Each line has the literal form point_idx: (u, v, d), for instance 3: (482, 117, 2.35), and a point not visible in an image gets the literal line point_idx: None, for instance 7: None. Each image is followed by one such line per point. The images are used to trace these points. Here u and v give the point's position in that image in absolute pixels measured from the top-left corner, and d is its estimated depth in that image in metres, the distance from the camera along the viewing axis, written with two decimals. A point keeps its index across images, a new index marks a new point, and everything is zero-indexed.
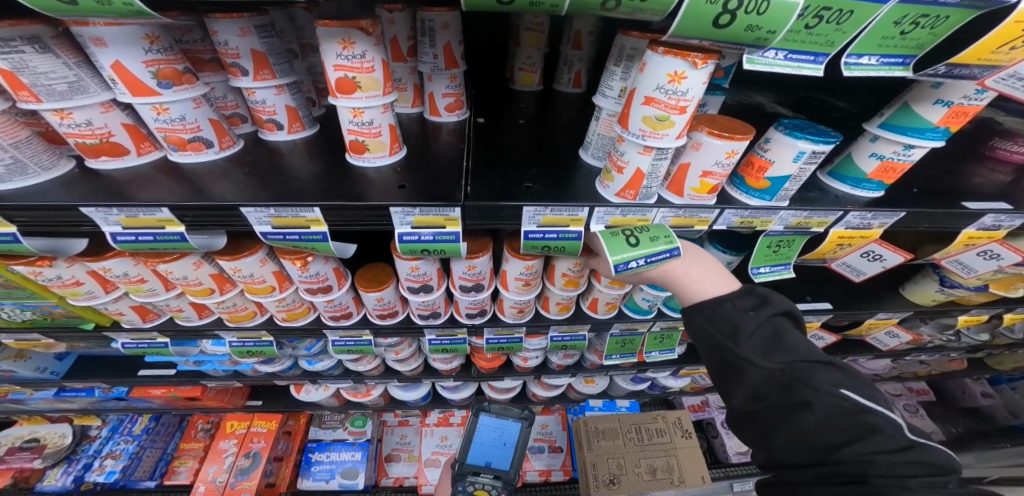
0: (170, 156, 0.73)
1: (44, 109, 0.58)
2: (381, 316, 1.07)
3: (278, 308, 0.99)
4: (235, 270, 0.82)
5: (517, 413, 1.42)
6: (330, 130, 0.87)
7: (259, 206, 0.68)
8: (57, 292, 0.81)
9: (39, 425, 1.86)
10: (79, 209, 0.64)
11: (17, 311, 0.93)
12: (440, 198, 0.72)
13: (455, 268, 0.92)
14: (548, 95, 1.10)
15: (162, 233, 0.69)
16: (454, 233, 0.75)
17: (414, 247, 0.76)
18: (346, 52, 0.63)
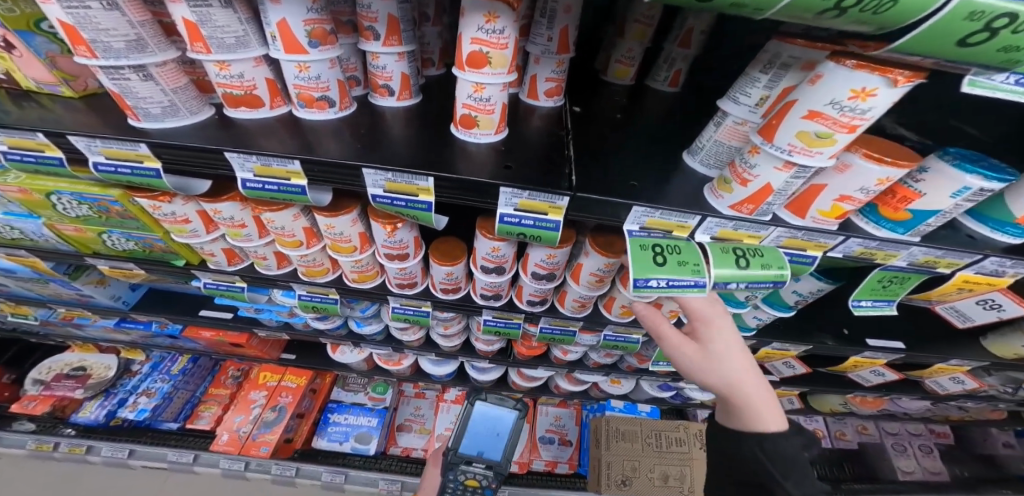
0: (294, 112, 0.72)
1: (209, 60, 0.59)
2: (444, 291, 1.07)
3: (351, 269, 1.00)
4: (328, 227, 0.83)
5: (513, 404, 1.36)
6: (436, 102, 0.86)
7: (377, 169, 0.68)
8: (168, 228, 0.83)
9: (84, 353, 1.94)
10: (222, 153, 0.65)
11: (123, 240, 0.94)
12: (550, 185, 0.70)
13: (533, 254, 0.91)
14: (641, 91, 1.06)
15: (287, 184, 0.70)
16: (555, 221, 0.73)
17: (512, 229, 0.76)
18: (488, 26, 0.61)
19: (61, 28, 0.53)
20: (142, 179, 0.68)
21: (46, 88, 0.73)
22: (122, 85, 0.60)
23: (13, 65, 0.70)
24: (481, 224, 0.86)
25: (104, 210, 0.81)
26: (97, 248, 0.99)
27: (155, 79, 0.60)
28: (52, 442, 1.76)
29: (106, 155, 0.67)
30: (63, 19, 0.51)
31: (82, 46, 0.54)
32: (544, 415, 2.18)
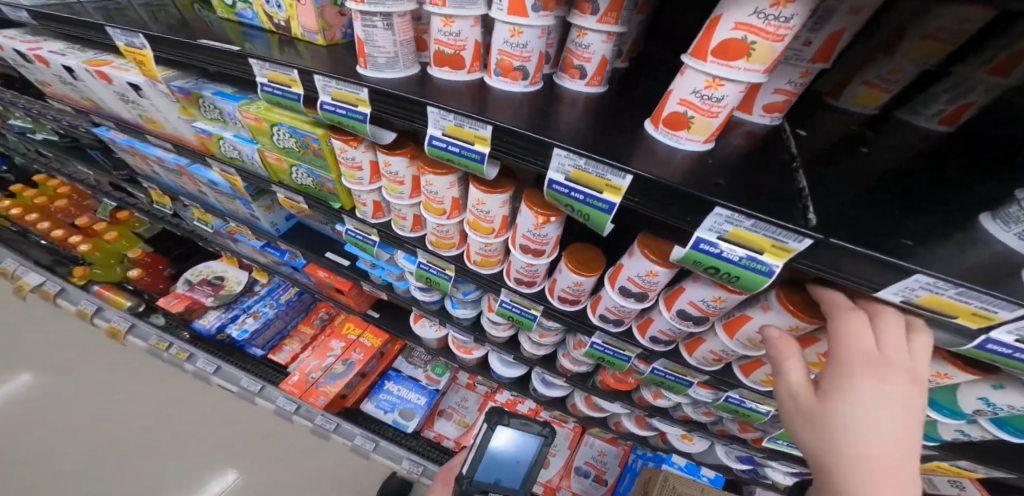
0: (488, 80, 0.74)
1: (440, 14, 0.64)
2: (561, 300, 0.95)
3: (478, 250, 0.93)
4: (478, 203, 0.79)
5: (537, 425, 1.13)
6: (627, 96, 0.75)
7: (567, 150, 0.58)
8: (342, 171, 0.89)
9: (226, 265, 1.97)
10: (425, 106, 0.64)
11: (303, 176, 0.98)
12: (785, 217, 0.52)
13: (693, 291, 0.74)
14: (885, 123, 0.80)
15: (468, 149, 0.65)
16: (772, 267, 0.54)
17: (703, 259, 0.58)
18: (773, 7, 0.45)
19: None
20: (281, 100, 0.71)
21: (307, 35, 0.81)
22: (367, 32, 0.65)
23: (293, 16, 0.79)
24: (642, 239, 0.72)
25: (305, 145, 0.87)
26: (282, 180, 1.03)
27: (394, 28, 0.64)
28: (168, 341, 1.82)
29: (268, 77, 0.74)
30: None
31: None
32: (588, 445, 1.83)
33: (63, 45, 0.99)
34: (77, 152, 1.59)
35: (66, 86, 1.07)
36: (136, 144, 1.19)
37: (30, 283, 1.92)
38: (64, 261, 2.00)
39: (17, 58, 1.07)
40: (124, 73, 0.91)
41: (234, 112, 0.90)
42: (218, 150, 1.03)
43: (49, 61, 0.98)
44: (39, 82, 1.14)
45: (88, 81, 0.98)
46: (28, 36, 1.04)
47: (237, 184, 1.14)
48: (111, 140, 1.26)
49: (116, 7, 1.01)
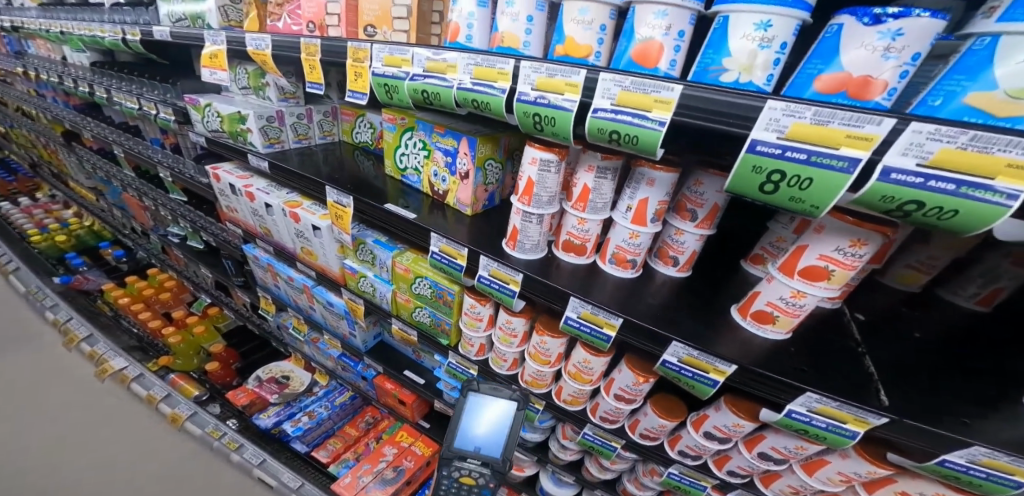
0: (601, 264, 0.95)
1: (578, 215, 0.88)
2: (642, 434, 1.04)
3: (567, 386, 1.06)
4: (585, 361, 0.97)
5: (508, 391, 1.08)
6: (711, 278, 0.98)
7: (683, 344, 0.78)
8: (464, 319, 1.07)
9: (291, 365, 2.11)
10: (568, 296, 0.86)
11: (423, 316, 1.17)
12: (861, 399, 0.68)
13: (773, 438, 0.83)
14: (929, 303, 0.96)
15: (599, 331, 0.86)
16: (854, 432, 0.68)
17: (794, 424, 0.73)
18: (849, 249, 0.67)
19: (523, 185, 0.84)
20: (449, 268, 0.96)
21: (458, 203, 1.05)
22: (525, 223, 0.89)
23: (453, 189, 1.04)
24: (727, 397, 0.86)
25: (439, 295, 1.08)
26: (403, 313, 1.22)
27: (542, 222, 0.89)
28: (221, 430, 1.85)
29: (440, 249, 0.96)
30: (532, 177, 0.81)
31: (526, 197, 0.85)
32: None
33: (268, 183, 1.25)
34: (210, 260, 1.84)
35: (250, 213, 1.33)
36: (277, 264, 1.46)
37: (114, 368, 2.06)
38: (149, 350, 2.16)
39: (223, 188, 1.33)
40: (312, 215, 1.17)
41: (386, 258, 1.13)
42: (354, 283, 1.26)
43: (256, 197, 1.24)
44: (224, 207, 1.41)
45: (279, 217, 1.24)
46: (235, 171, 1.31)
47: (358, 311, 1.31)
48: (254, 256, 1.51)
49: (308, 151, 1.25)
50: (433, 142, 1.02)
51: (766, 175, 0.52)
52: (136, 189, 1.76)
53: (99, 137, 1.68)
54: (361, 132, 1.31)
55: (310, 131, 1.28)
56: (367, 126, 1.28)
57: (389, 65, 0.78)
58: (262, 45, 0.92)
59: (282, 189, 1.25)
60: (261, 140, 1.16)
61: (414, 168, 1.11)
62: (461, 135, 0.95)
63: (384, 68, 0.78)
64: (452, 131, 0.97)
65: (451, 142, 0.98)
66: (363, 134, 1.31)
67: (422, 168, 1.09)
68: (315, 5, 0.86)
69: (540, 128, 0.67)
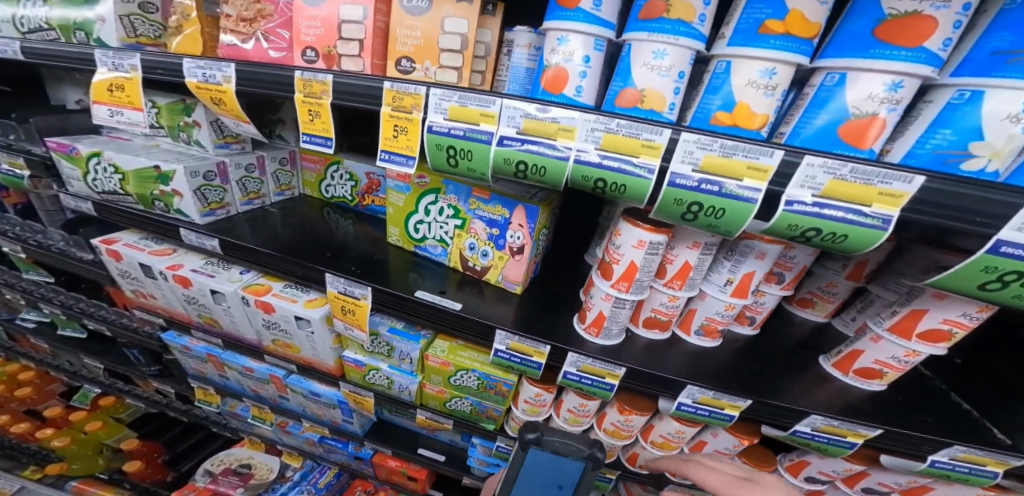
0: (683, 336, 0.84)
1: (671, 293, 0.75)
2: None
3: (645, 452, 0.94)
4: (677, 431, 0.86)
5: (585, 448, 0.70)
6: (774, 323, 0.93)
7: (823, 416, 0.70)
8: (523, 407, 0.91)
9: (250, 449, 1.62)
10: (687, 385, 0.73)
11: (462, 403, 0.97)
12: (992, 441, 0.68)
13: (881, 475, 0.81)
14: None
15: (718, 412, 0.75)
16: (996, 473, 0.68)
17: (937, 472, 0.71)
18: (977, 314, 0.61)
19: (621, 270, 0.68)
20: (526, 368, 0.78)
21: (505, 282, 0.85)
22: (616, 309, 0.73)
23: (498, 265, 0.84)
24: None
25: (489, 385, 0.90)
26: (431, 402, 1.01)
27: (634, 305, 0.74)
28: None
29: (508, 346, 0.78)
30: (638, 263, 0.65)
31: (625, 283, 0.69)
32: None
33: (206, 260, 0.91)
34: (104, 349, 1.33)
35: (180, 302, 0.95)
36: (222, 354, 1.11)
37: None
38: (22, 457, 1.49)
39: (127, 269, 0.91)
40: (290, 304, 0.88)
41: (411, 351, 0.91)
42: (359, 376, 1.03)
43: (193, 282, 0.88)
44: (127, 291, 0.97)
45: (234, 306, 0.91)
46: (149, 243, 0.91)
47: (366, 404, 1.07)
48: (183, 347, 1.12)
49: (264, 216, 0.92)
50: (470, 209, 0.80)
51: (994, 277, 0.43)
52: None
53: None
54: (332, 185, 1.00)
55: (263, 187, 0.93)
56: (344, 177, 0.98)
57: (457, 119, 0.54)
58: (220, 79, 0.58)
59: (234, 267, 0.92)
60: (197, 207, 0.79)
61: (438, 239, 0.88)
62: (515, 204, 0.75)
63: (451, 124, 0.55)
64: (500, 197, 0.76)
65: (501, 211, 0.77)
66: (337, 188, 1.00)
67: (451, 240, 0.86)
68: (321, 24, 0.57)
69: (688, 215, 0.50)
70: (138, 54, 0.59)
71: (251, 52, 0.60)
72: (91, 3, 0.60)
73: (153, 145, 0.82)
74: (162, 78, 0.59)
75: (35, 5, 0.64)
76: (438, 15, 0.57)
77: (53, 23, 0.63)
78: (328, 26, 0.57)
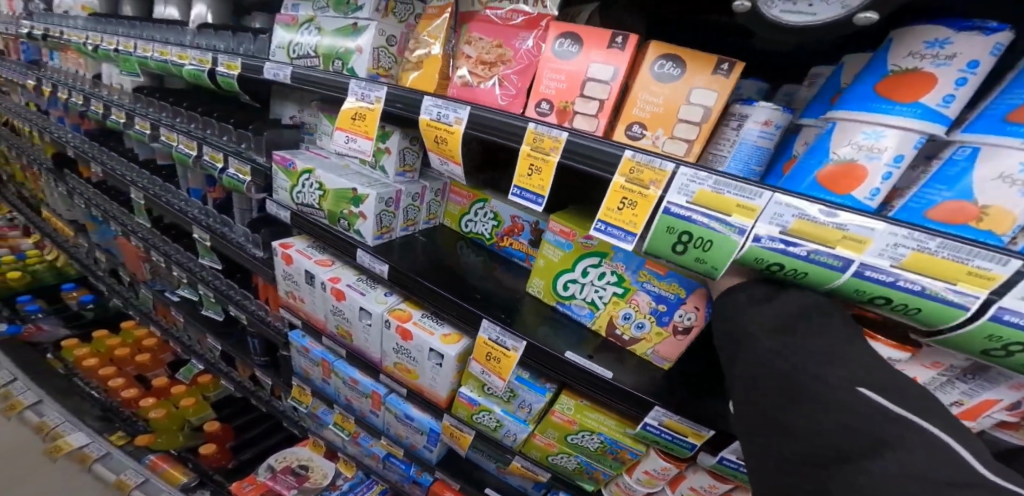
0: None
1: None
2: None
3: None
4: None
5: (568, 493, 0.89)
6: None
7: None
8: (639, 478, 0.76)
9: (311, 451, 1.53)
10: None
11: (567, 460, 0.85)
12: None
13: None
14: None
15: None
16: None
17: None
18: None
19: None
20: (676, 448, 0.64)
21: (652, 356, 0.70)
22: None
23: (650, 341, 0.70)
24: None
25: (612, 451, 0.77)
26: (532, 453, 0.90)
27: None
28: None
29: (660, 421, 0.65)
30: None
31: None
32: None
33: (360, 277, 0.93)
34: (233, 335, 1.42)
35: (326, 311, 0.99)
36: (334, 361, 1.11)
37: (72, 445, 1.45)
38: (114, 420, 1.59)
39: (292, 273, 0.97)
40: (429, 335, 0.86)
41: (535, 403, 0.82)
42: (466, 412, 0.93)
43: (347, 296, 0.90)
44: (283, 293, 1.04)
45: (375, 326, 0.92)
46: (315, 251, 0.96)
47: (464, 441, 0.98)
48: (302, 348, 1.14)
49: (415, 245, 0.93)
50: (637, 280, 0.67)
51: None
52: (143, 236, 1.37)
53: (112, 174, 1.30)
54: (473, 220, 0.97)
55: (418, 215, 0.94)
56: (487, 215, 0.93)
57: (704, 205, 0.46)
58: (452, 119, 0.59)
59: (381, 286, 0.93)
60: (374, 230, 0.82)
61: (588, 301, 0.76)
62: (697, 285, 0.62)
63: (694, 208, 0.47)
64: (679, 275, 0.63)
65: (677, 290, 0.64)
66: (478, 224, 0.97)
67: (602, 305, 0.74)
68: (565, 78, 0.53)
69: (997, 352, 0.36)
70: (385, 88, 0.64)
71: (483, 95, 0.60)
72: (356, 34, 0.68)
73: (346, 166, 0.86)
74: (399, 112, 0.64)
75: (307, 34, 0.75)
76: (686, 86, 0.48)
77: (320, 51, 0.73)
78: (572, 82, 0.52)
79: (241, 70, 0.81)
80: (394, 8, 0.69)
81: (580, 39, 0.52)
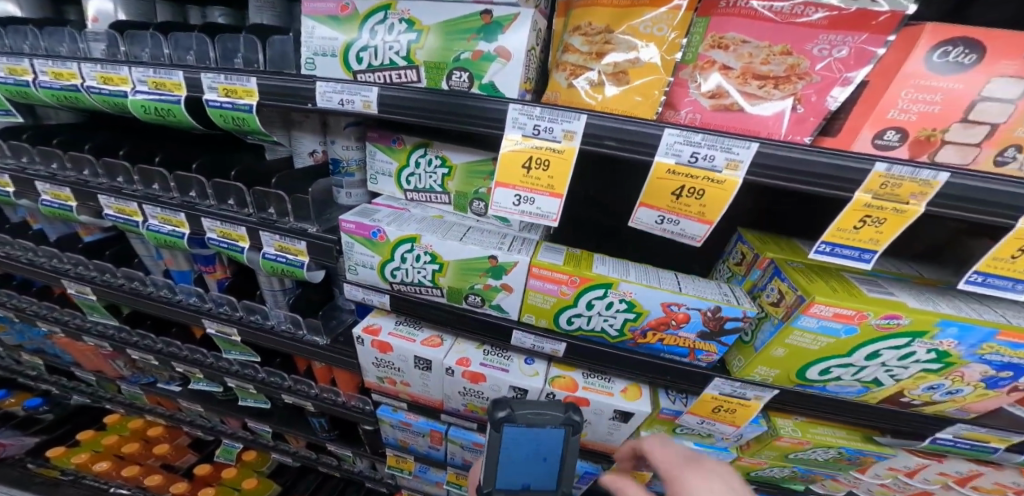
0: None
1: None
2: None
3: None
4: None
5: (558, 411, 0.57)
6: None
7: None
8: (878, 475, 0.67)
9: None
10: None
11: (783, 471, 0.73)
12: None
13: None
14: None
15: None
16: None
17: None
18: None
19: None
20: (976, 454, 0.57)
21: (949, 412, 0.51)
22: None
23: (958, 402, 0.49)
24: None
25: (851, 460, 0.65)
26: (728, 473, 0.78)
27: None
28: None
29: (955, 433, 0.55)
30: None
31: None
32: None
33: (490, 348, 0.73)
34: (287, 414, 1.14)
35: (449, 393, 0.76)
36: (447, 430, 0.88)
37: None
38: None
39: (392, 361, 0.74)
40: (608, 397, 0.67)
41: (745, 433, 0.67)
42: None
43: (488, 377, 0.69)
44: (373, 380, 0.81)
45: None
46: (413, 329, 0.74)
47: (642, 478, 0.83)
48: (403, 424, 0.91)
49: None
50: (973, 354, 0.43)
51: None
52: (109, 335, 1.00)
53: (36, 268, 0.90)
54: (585, 318, 0.58)
55: None
56: (613, 307, 0.56)
57: None
58: (719, 162, 0.38)
59: (517, 353, 0.73)
60: (521, 306, 0.61)
61: (862, 380, 0.49)
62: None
63: None
64: (953, 321, 0.41)
65: None
66: (591, 321, 0.59)
67: (888, 383, 0.49)
68: (941, 99, 0.33)
69: None
70: (580, 115, 0.42)
71: (758, 125, 0.39)
72: (494, 33, 0.43)
73: (437, 219, 0.63)
74: (612, 152, 0.42)
75: (386, 28, 0.46)
76: None
77: (416, 58, 0.46)
78: (952, 104, 0.32)
79: (259, 97, 0.50)
80: None
81: (980, 43, 0.31)
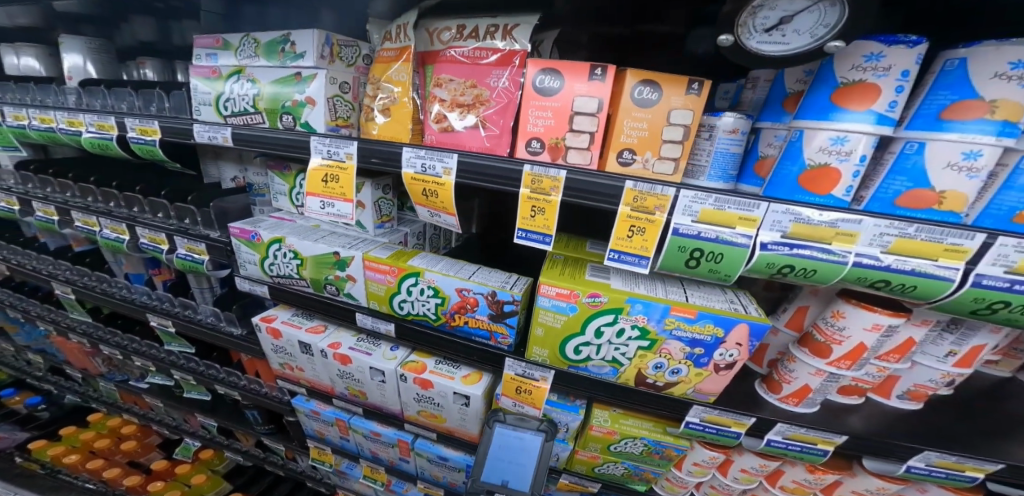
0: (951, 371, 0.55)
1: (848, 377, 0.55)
2: None
3: None
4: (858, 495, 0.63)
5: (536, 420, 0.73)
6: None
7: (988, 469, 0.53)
8: (690, 469, 0.71)
9: None
10: (923, 452, 0.54)
11: (616, 466, 0.77)
12: None
13: None
14: None
15: (961, 476, 0.55)
16: None
17: None
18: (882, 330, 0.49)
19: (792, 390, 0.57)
20: (725, 441, 0.59)
21: (692, 394, 0.58)
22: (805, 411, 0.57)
23: (688, 382, 0.56)
24: None
25: (659, 453, 0.70)
26: (575, 467, 0.81)
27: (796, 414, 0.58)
28: None
29: (702, 416, 0.59)
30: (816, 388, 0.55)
31: (793, 397, 0.57)
32: None
33: (362, 337, 0.85)
34: (231, 409, 1.28)
35: (333, 377, 0.88)
36: (349, 418, 0.97)
37: None
38: None
39: (284, 347, 0.87)
40: (449, 380, 0.76)
41: (571, 423, 0.73)
42: None
43: (354, 360, 0.81)
44: (277, 366, 0.94)
45: (392, 387, 0.81)
46: (303, 319, 0.87)
47: None
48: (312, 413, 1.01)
49: None
50: (665, 330, 0.52)
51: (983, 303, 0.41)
52: (87, 332, 1.20)
53: (35, 274, 1.13)
54: (410, 303, 0.70)
55: None
56: (425, 293, 0.67)
57: (710, 222, 0.44)
58: (439, 170, 0.52)
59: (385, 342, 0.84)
60: (366, 294, 0.73)
61: (608, 359, 0.58)
62: (736, 321, 0.49)
63: (702, 227, 0.44)
64: (637, 299, 0.52)
65: (713, 330, 0.51)
66: (415, 305, 0.70)
67: (626, 360, 0.57)
68: (552, 114, 0.47)
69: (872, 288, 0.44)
70: (354, 141, 0.58)
71: (463, 139, 0.53)
72: (302, 85, 0.60)
73: (314, 227, 0.79)
74: (377, 166, 0.57)
75: (239, 85, 0.64)
76: (664, 111, 0.44)
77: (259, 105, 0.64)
78: (559, 117, 0.47)
79: (160, 134, 0.71)
80: (339, 51, 0.61)
81: (558, 71, 0.46)
